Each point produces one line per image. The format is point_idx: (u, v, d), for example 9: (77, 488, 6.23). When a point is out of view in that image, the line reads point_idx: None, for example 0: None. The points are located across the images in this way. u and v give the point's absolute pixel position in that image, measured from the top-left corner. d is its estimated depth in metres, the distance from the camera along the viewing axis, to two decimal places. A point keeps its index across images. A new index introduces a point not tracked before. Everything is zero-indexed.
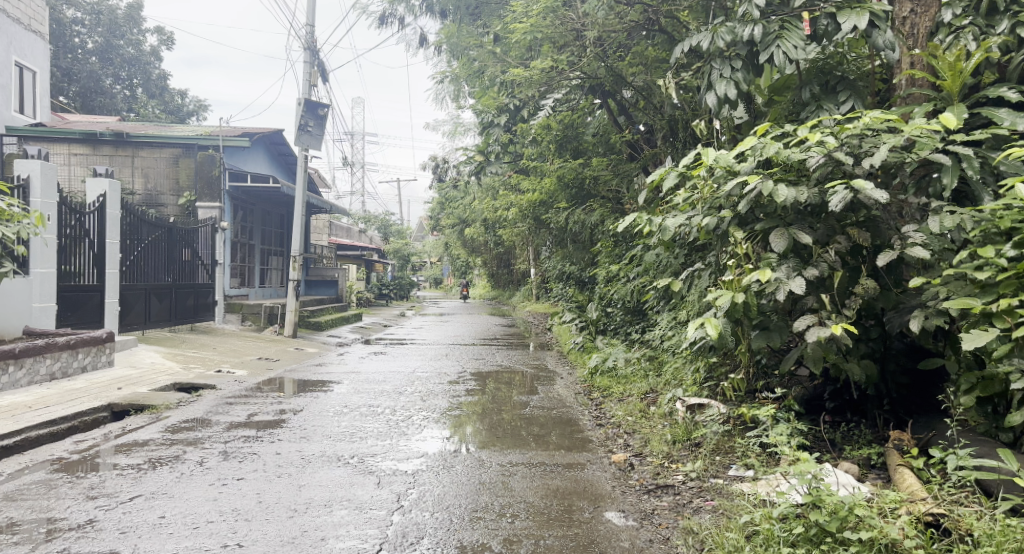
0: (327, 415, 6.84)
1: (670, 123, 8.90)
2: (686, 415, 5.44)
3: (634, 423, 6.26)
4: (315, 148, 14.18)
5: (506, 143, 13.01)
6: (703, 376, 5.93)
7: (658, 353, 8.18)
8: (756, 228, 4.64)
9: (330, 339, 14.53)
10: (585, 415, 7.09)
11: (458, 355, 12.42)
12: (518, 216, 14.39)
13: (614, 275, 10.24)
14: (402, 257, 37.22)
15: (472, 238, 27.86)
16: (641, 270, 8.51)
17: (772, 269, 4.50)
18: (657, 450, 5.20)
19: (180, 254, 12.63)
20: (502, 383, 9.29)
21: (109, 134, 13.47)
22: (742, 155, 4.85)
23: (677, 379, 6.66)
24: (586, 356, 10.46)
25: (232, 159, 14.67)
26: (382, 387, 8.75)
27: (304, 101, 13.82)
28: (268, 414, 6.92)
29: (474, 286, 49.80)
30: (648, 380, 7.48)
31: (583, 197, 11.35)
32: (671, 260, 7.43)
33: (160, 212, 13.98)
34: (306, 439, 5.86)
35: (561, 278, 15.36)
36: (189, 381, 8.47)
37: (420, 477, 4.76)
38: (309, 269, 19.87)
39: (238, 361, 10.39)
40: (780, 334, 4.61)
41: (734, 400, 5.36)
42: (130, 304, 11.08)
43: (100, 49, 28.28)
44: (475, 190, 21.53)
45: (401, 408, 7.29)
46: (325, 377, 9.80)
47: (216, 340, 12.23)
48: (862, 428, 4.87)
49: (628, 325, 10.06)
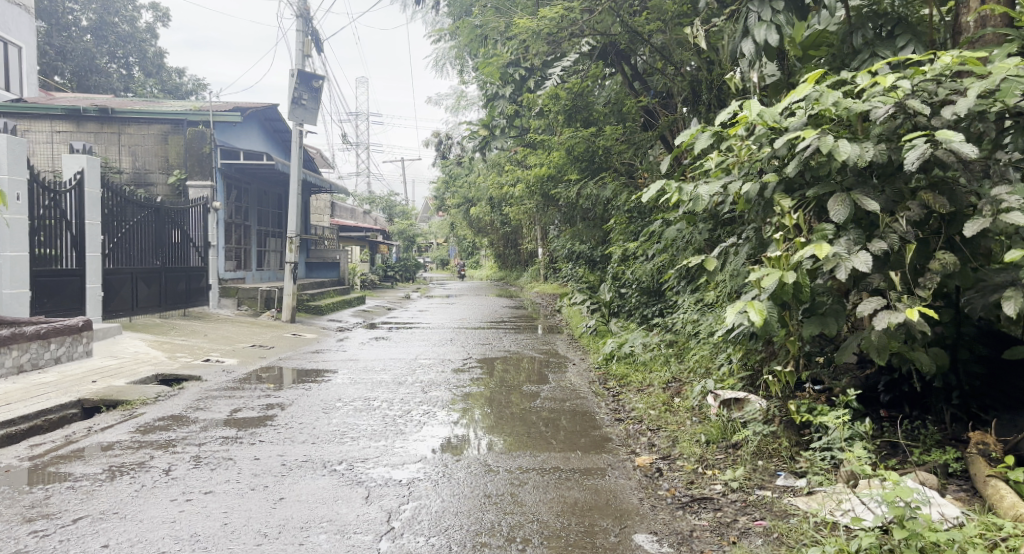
0: (317, 411, 6.19)
1: (692, 85, 8.16)
2: (719, 411, 4.76)
3: (657, 418, 5.58)
4: (311, 122, 13.48)
5: (511, 114, 12.27)
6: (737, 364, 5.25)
7: (680, 337, 7.53)
8: (809, 194, 3.94)
9: (330, 324, 13.90)
10: (602, 407, 6.44)
11: (464, 340, 11.79)
12: (525, 193, 13.69)
13: (630, 253, 9.54)
14: (407, 238, 36.57)
15: (479, 217, 27.21)
16: (660, 247, 7.83)
17: (828, 243, 3.82)
18: (689, 454, 4.53)
19: (170, 236, 12.01)
20: (510, 370, 8.64)
21: (93, 109, 12.82)
22: (790, 110, 4.15)
23: (705, 366, 5.99)
24: (600, 341, 9.79)
25: (223, 136, 14.00)
26: (381, 376, 8.11)
27: (297, 72, 13.13)
28: (253, 410, 6.28)
29: (480, 267, 49.15)
30: (671, 368, 6.80)
31: (595, 171, 10.64)
32: (695, 234, 6.73)
33: (149, 192, 13.31)
34: (290, 441, 5.22)
35: (570, 258, 14.69)
36: (172, 372, 7.83)
37: (416, 488, 4.09)
38: (309, 251, 19.24)
39: (229, 349, 9.76)
40: (837, 319, 3.92)
41: (774, 394, 4.68)
42: (115, 290, 10.44)
43: (93, 26, 27.58)
44: (481, 167, 20.80)
45: (400, 401, 6.65)
46: (321, 365, 9.18)
47: (208, 326, 11.61)
48: (928, 426, 4.19)
49: (644, 306, 9.41)
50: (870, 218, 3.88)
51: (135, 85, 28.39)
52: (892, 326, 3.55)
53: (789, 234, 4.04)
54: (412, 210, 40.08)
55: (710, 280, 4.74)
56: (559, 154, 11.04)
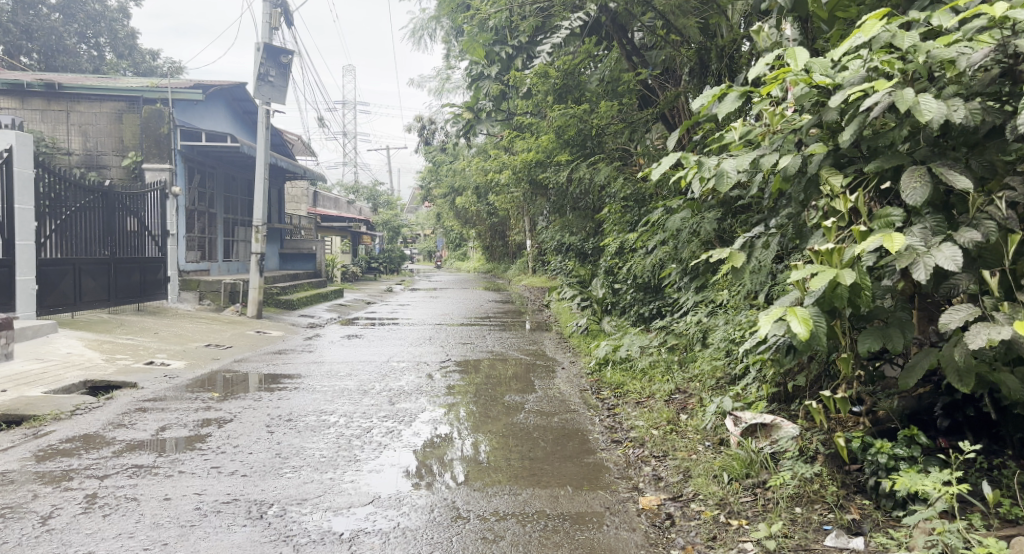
0: (260, 430, 5.23)
1: (699, 53, 7.26)
2: (742, 441, 3.87)
3: (662, 441, 4.67)
4: (279, 101, 12.46)
5: (497, 95, 11.34)
6: (763, 378, 4.36)
7: (683, 340, 6.67)
8: (869, 168, 3.05)
9: (300, 320, 12.90)
10: (595, 422, 5.56)
11: (443, 338, 10.86)
12: (512, 180, 12.76)
13: (626, 246, 8.63)
14: (392, 228, 35.38)
15: (466, 208, 26.28)
16: (660, 240, 6.95)
17: (896, 232, 2.94)
18: (706, 495, 3.63)
19: (122, 223, 10.97)
20: (493, 375, 7.71)
21: (38, 84, 11.93)
22: (844, 64, 3.27)
23: (726, 378, 5.10)
24: (592, 342, 8.91)
25: (184, 115, 13.01)
26: (344, 383, 7.17)
27: (263, 46, 12.16)
28: (184, 428, 5.31)
29: (466, 258, 48.14)
30: (674, 379, 5.91)
31: (586, 155, 9.72)
32: (705, 223, 5.83)
33: (102, 175, 12.32)
34: (216, 473, 4.25)
35: (559, 251, 13.80)
36: (103, 378, 6.84)
37: (359, 549, 3.15)
38: (284, 242, 18.23)
39: (179, 349, 8.77)
40: (902, 331, 3.04)
41: (815, 424, 3.78)
42: (54, 282, 9.38)
43: (63, 5, 26.30)
44: (467, 154, 19.82)
45: (360, 416, 5.72)
46: (281, 368, 8.22)
47: (163, 323, 10.60)
48: (1011, 465, 3.25)
49: (640, 304, 8.53)
50: (951, 200, 2.99)
51: (108, 68, 27.09)
52: (992, 344, 2.64)
53: (843, 221, 3.16)
54: (397, 200, 39.05)
55: (735, 280, 3.82)
56: (548, 136, 10.10)
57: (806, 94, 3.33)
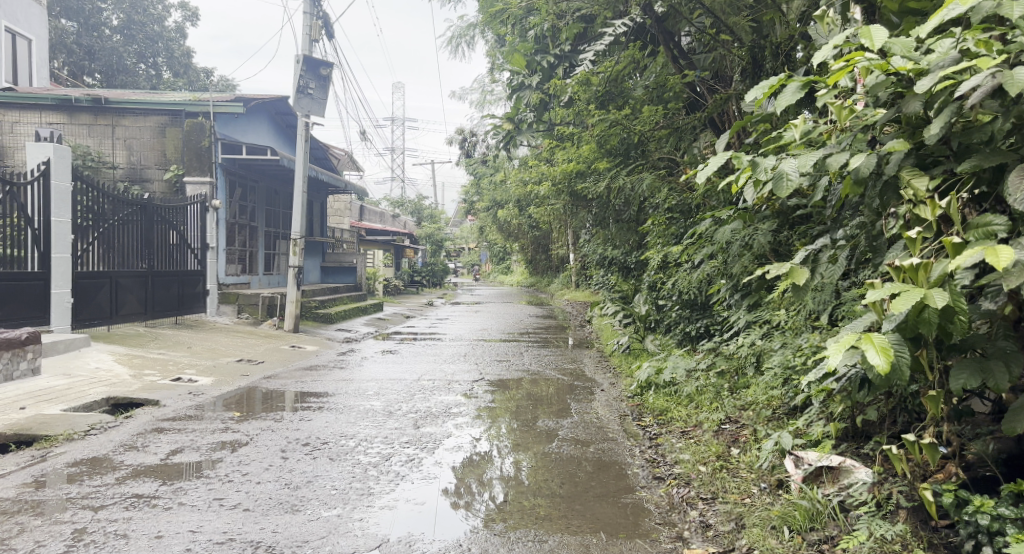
0: (274, 456, 4.90)
1: (752, 53, 6.75)
2: (806, 488, 3.35)
3: (710, 481, 4.19)
4: (318, 113, 12.32)
5: (539, 105, 10.96)
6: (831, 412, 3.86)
7: (733, 362, 6.14)
8: (965, 167, 2.57)
9: (336, 334, 12.69)
10: (636, 454, 5.10)
11: (479, 355, 10.46)
12: (553, 193, 12.37)
13: (670, 260, 8.13)
14: (436, 242, 35.14)
15: (509, 222, 25.99)
16: (706, 254, 6.45)
17: (998, 244, 2.44)
18: (763, 550, 3.13)
19: (162, 236, 10.92)
20: (527, 396, 7.27)
21: (85, 98, 11.96)
22: (928, 46, 2.81)
23: (784, 408, 4.62)
24: (634, 362, 8.41)
25: (226, 129, 12.99)
26: (371, 403, 6.84)
27: (303, 58, 12.03)
28: (196, 452, 5.01)
29: (509, 272, 47.87)
30: (723, 406, 5.42)
31: (630, 165, 9.24)
32: (757, 235, 5.43)
33: (145, 189, 12.32)
34: (217, 506, 3.91)
35: (601, 265, 13.31)
36: (127, 395, 6.63)
37: None
38: (325, 255, 18.19)
39: (209, 365, 8.57)
40: (1005, 364, 2.52)
41: (894, 471, 3.25)
42: (91, 296, 9.30)
43: (124, 26, 27.00)
44: (509, 166, 19.52)
45: (382, 441, 5.35)
46: (309, 386, 7.93)
47: (199, 336, 10.47)
48: None
49: (686, 323, 8.00)
50: None
51: (164, 86, 27.68)
52: None
53: (929, 231, 2.66)
54: (441, 214, 39.05)
55: (796, 300, 3.32)
56: (590, 146, 9.67)
57: (882, 82, 2.85)
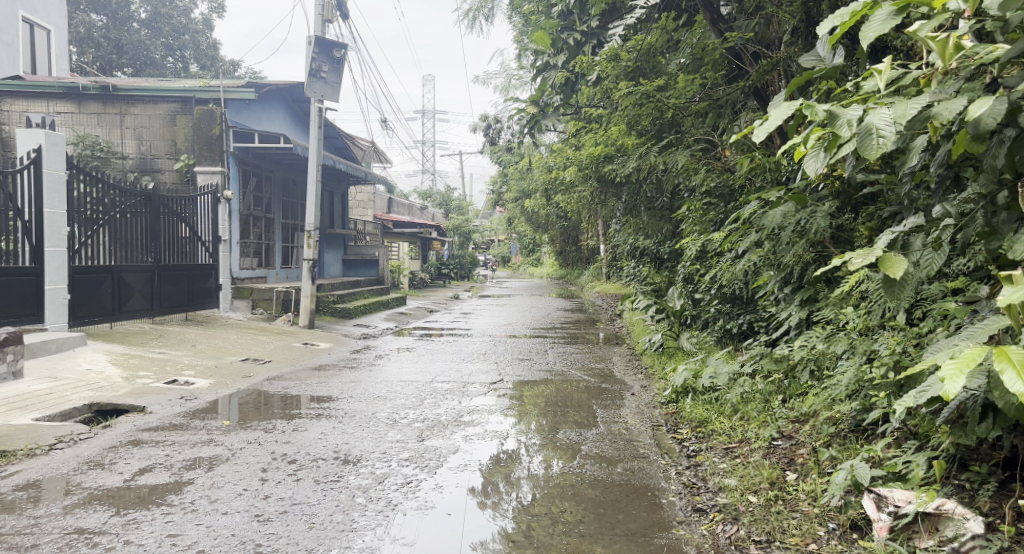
0: (252, 479, 4.28)
1: (804, 8, 5.96)
2: (897, 545, 2.69)
3: (764, 517, 3.50)
4: (332, 98, 11.71)
5: (565, 85, 10.18)
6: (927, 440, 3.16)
7: (782, 365, 5.41)
8: None
9: (353, 330, 12.09)
10: (670, 474, 4.41)
11: (502, 354, 9.75)
12: (581, 178, 11.58)
13: (709, 249, 7.32)
14: (463, 234, 34.30)
15: (538, 212, 25.22)
16: (750, 242, 5.70)
17: None
18: None
19: (171, 229, 10.41)
20: (550, 400, 6.58)
21: (92, 86, 11.50)
22: None
23: (852, 423, 3.99)
24: (669, 362, 7.64)
25: (239, 116, 12.46)
26: (376, 409, 6.19)
27: (315, 39, 11.40)
28: (167, 472, 4.41)
29: (539, 264, 47.10)
30: (775, 421, 4.73)
31: (665, 145, 8.43)
32: (812, 219, 4.83)
33: (156, 179, 11.79)
34: (169, 546, 3.29)
35: (632, 256, 12.50)
36: (111, 401, 6.07)
37: None
38: (347, 247, 17.68)
39: (211, 365, 8.01)
40: None
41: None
42: (92, 292, 8.78)
43: (151, 19, 26.64)
44: (535, 153, 18.76)
45: (377, 457, 4.70)
46: (314, 388, 7.31)
47: (206, 333, 9.93)
48: None
49: (727, 319, 7.21)
50: None
51: (191, 79, 27.33)
52: None
53: None
54: (470, 205, 38.37)
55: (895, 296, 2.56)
56: (621, 124, 8.88)
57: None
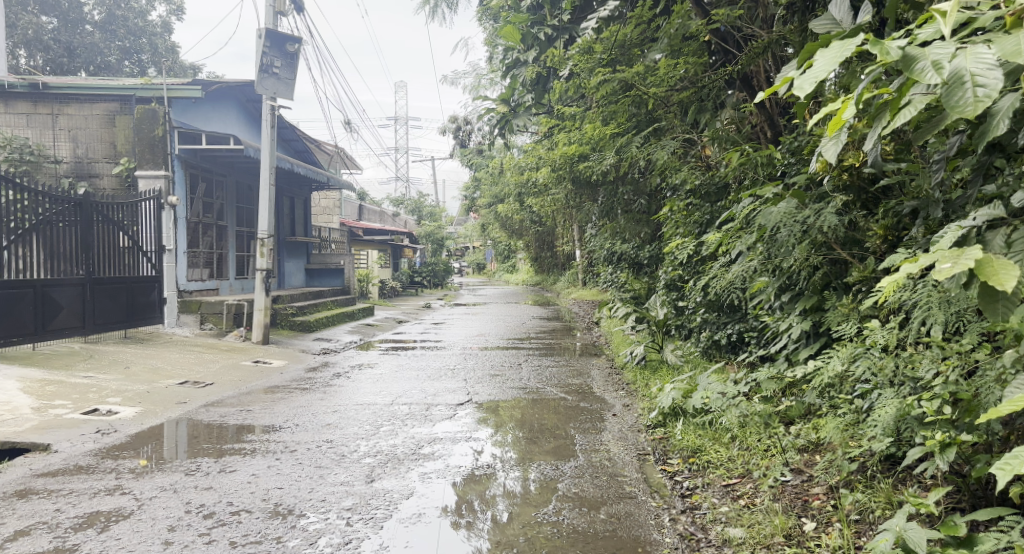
0: (153, 542, 3.47)
1: None
2: None
3: None
4: (285, 95, 10.90)
5: (535, 79, 9.48)
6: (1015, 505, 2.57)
7: (783, 383, 4.73)
8: None
9: (312, 345, 11.26)
10: (663, 523, 3.67)
11: (471, 369, 9.00)
12: (554, 179, 10.89)
13: (695, 253, 6.66)
14: (436, 242, 33.33)
15: (513, 217, 24.49)
16: (743, 244, 5.03)
17: None
18: None
19: (108, 239, 9.51)
20: (522, 424, 5.85)
21: (20, 83, 10.65)
22: None
23: (879, 458, 3.32)
24: (652, 379, 6.96)
25: (185, 117, 11.64)
26: (321, 441, 5.40)
27: (265, 32, 10.58)
28: (48, 535, 3.58)
29: (515, 270, 46.33)
30: (781, 452, 4.03)
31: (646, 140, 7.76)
32: (819, 217, 4.18)
33: (93, 185, 10.87)
34: None
35: (609, 261, 11.85)
36: (9, 439, 5.21)
37: None
38: (309, 256, 16.85)
39: (142, 391, 7.14)
40: None
41: None
42: (10, 309, 7.84)
43: (105, 21, 25.49)
44: (507, 155, 18.06)
45: (313, 507, 3.91)
46: (256, 415, 6.49)
47: (145, 352, 9.04)
48: None
49: (715, 328, 6.55)
50: None
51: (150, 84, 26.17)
52: None
53: None
54: (443, 211, 37.50)
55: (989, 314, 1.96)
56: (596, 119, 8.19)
57: None
